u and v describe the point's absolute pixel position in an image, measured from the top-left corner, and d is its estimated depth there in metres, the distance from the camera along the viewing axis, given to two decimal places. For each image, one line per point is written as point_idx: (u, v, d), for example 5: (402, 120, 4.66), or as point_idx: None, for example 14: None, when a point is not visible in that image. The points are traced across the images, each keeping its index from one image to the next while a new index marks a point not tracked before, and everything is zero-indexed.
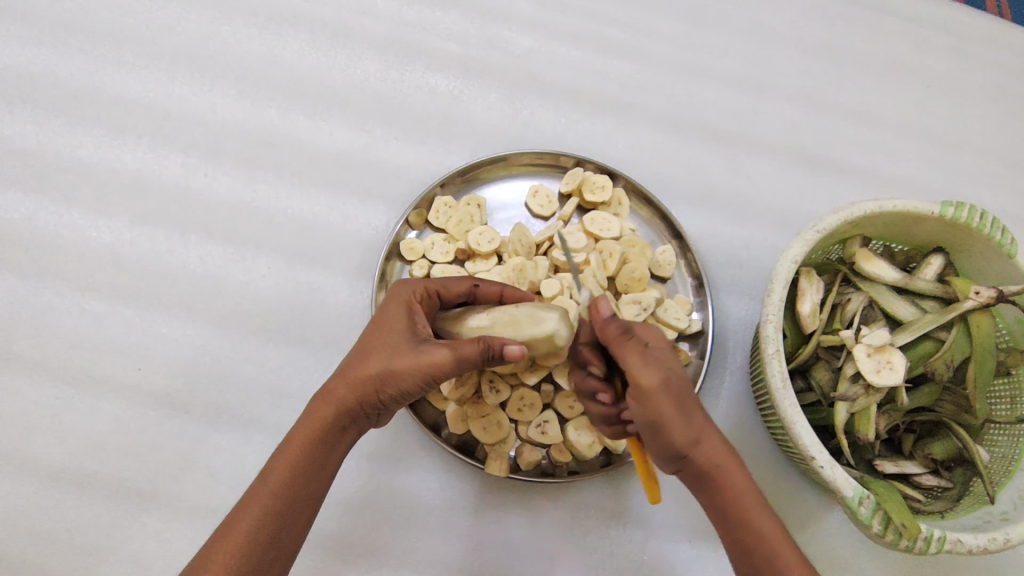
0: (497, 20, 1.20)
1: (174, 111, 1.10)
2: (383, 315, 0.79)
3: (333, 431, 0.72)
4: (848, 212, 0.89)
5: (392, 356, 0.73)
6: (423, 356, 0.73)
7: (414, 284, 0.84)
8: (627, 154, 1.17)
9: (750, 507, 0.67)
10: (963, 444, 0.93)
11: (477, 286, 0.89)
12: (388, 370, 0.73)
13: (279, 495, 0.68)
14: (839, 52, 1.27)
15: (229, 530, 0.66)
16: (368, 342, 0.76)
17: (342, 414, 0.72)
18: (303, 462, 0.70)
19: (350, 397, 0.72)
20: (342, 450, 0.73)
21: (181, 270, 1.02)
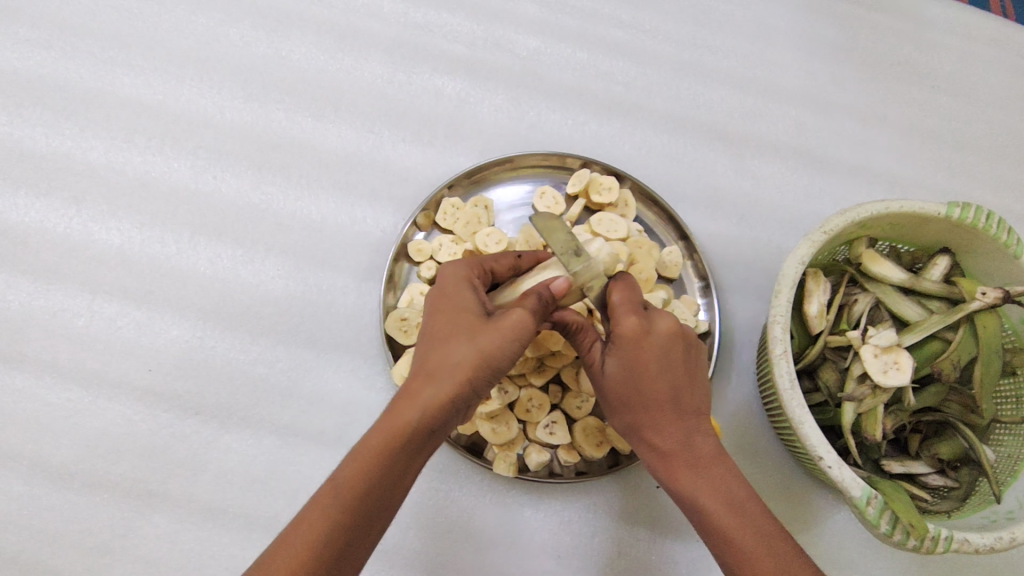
0: (502, 21, 1.21)
1: (184, 114, 1.11)
2: (449, 299, 0.77)
3: (419, 434, 0.69)
4: (855, 213, 0.90)
5: (476, 344, 0.71)
6: (505, 335, 0.72)
7: (471, 264, 0.83)
8: (633, 156, 1.17)
9: (708, 507, 0.71)
10: (969, 444, 0.94)
11: (520, 256, 0.89)
12: (478, 356, 0.71)
13: (351, 500, 0.66)
14: (844, 53, 1.27)
15: (296, 537, 0.65)
16: (441, 331, 0.74)
17: (429, 415, 0.69)
18: (382, 465, 0.67)
19: (438, 394, 0.69)
20: (428, 450, 0.71)
21: (191, 271, 1.03)
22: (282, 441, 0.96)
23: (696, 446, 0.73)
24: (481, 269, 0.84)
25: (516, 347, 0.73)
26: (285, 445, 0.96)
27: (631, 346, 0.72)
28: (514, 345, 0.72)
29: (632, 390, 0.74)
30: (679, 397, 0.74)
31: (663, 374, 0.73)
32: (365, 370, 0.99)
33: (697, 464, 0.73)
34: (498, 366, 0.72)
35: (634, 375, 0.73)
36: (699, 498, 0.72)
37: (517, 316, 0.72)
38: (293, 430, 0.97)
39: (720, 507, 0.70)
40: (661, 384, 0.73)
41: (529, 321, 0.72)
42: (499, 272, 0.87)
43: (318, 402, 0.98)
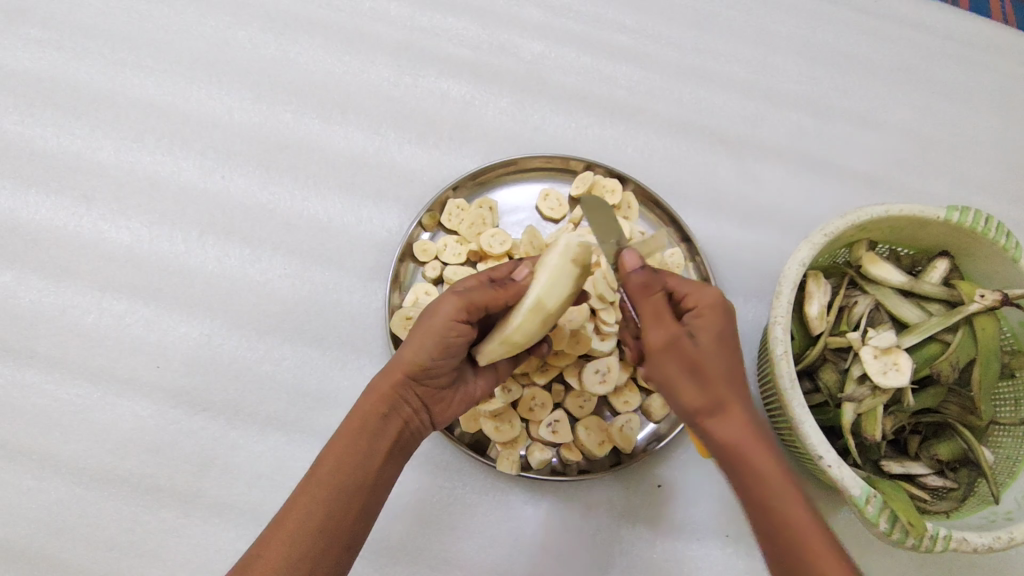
0: (508, 26, 1.23)
1: (193, 115, 1.13)
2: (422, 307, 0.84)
3: (374, 419, 0.76)
4: (855, 216, 0.93)
5: (412, 340, 0.78)
6: (438, 325, 0.77)
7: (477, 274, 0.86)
8: (635, 159, 1.19)
9: (784, 499, 0.67)
10: (968, 445, 0.95)
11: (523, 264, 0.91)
12: (416, 348, 0.77)
13: (333, 481, 0.71)
14: (845, 59, 1.29)
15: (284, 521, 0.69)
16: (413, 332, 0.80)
17: (378, 400, 0.76)
18: (352, 450, 0.73)
19: (384, 381, 0.77)
20: (391, 436, 0.77)
21: (199, 270, 1.04)
22: (288, 438, 0.97)
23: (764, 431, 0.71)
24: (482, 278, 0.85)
25: (450, 338, 0.78)
26: (291, 442, 0.97)
27: (716, 314, 0.74)
28: (448, 336, 0.77)
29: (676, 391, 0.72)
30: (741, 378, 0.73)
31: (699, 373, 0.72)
32: (370, 368, 1.01)
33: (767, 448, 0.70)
34: (436, 355, 0.78)
35: (715, 349, 0.72)
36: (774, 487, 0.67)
37: (447, 307, 0.78)
38: (299, 427, 0.98)
39: (790, 497, 0.67)
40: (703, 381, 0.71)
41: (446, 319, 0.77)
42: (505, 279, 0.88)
43: (323, 400, 0.99)
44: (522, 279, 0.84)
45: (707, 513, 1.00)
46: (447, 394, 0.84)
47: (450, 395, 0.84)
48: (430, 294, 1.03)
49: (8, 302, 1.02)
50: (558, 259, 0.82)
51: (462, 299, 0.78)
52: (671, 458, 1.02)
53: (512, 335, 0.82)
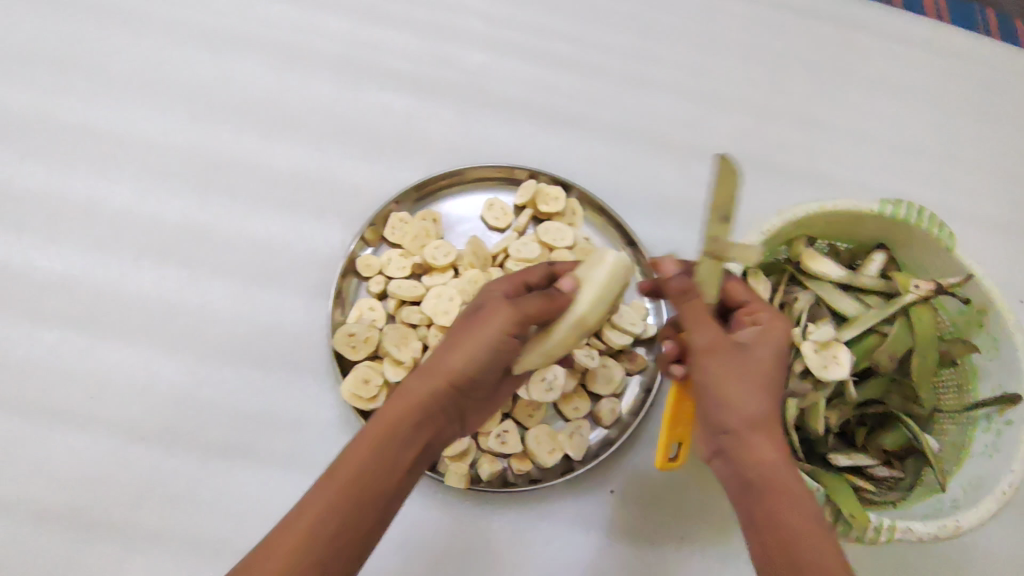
0: (448, 38, 1.22)
1: (127, 138, 1.11)
2: (462, 316, 0.81)
3: (407, 425, 0.73)
4: (790, 213, 0.94)
5: (456, 348, 0.76)
6: (495, 336, 0.76)
7: (506, 280, 0.84)
8: (579, 166, 1.18)
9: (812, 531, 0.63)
10: (912, 435, 0.95)
11: (552, 265, 0.88)
12: (464, 359, 0.76)
13: (349, 493, 0.68)
14: (782, 60, 1.31)
15: (290, 528, 0.66)
16: (453, 339, 0.79)
17: (411, 410, 0.73)
18: (376, 460, 0.70)
19: (424, 389, 0.74)
20: (422, 447, 0.74)
21: (135, 295, 1.02)
22: (230, 463, 0.95)
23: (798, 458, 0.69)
24: (523, 284, 0.83)
25: (501, 349, 0.77)
26: (232, 467, 0.95)
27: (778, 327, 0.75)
28: (501, 347, 0.77)
29: (716, 399, 0.71)
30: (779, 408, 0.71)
31: (754, 385, 0.70)
32: (313, 388, 0.99)
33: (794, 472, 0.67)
34: (483, 366, 0.76)
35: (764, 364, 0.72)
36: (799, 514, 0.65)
37: (503, 318, 0.76)
38: (240, 452, 0.96)
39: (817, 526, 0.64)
40: (750, 392, 0.70)
41: (500, 331, 0.76)
42: (534, 284, 0.85)
43: (266, 422, 0.97)
44: (569, 291, 0.82)
45: (658, 516, 1.00)
46: (477, 403, 0.83)
47: (479, 404, 0.84)
48: (374, 309, 1.02)
49: None
50: (614, 270, 0.83)
51: (519, 313, 0.77)
52: (619, 464, 1.02)
53: (554, 349, 0.83)
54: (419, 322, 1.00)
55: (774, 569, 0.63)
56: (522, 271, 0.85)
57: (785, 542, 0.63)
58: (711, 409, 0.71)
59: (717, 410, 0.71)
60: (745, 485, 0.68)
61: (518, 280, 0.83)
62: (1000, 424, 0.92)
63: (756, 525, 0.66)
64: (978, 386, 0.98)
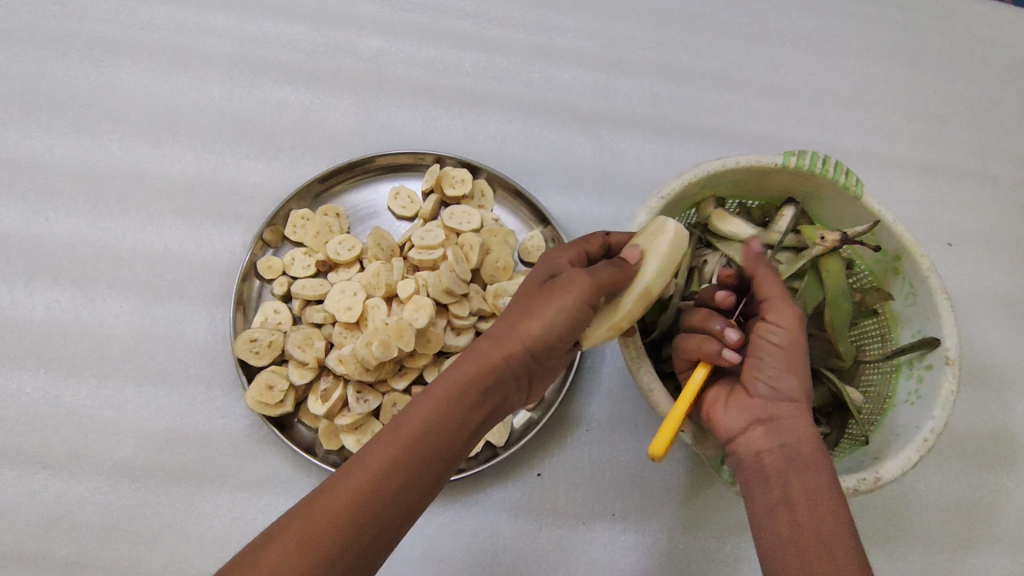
0: (343, 25, 1.19)
1: (9, 157, 1.06)
2: (532, 280, 0.78)
3: (475, 392, 0.70)
4: (691, 173, 0.91)
5: (535, 313, 0.72)
6: (573, 302, 0.71)
7: (560, 251, 0.79)
8: (488, 146, 1.15)
9: (826, 505, 0.65)
10: (835, 389, 0.94)
11: (609, 236, 0.80)
12: (542, 323, 0.71)
13: (367, 488, 0.63)
14: (691, 19, 1.28)
15: (297, 527, 0.60)
16: (521, 307, 0.74)
17: (467, 381, 0.70)
18: (426, 438, 0.67)
19: (495, 354, 0.72)
20: (484, 412, 0.72)
21: (27, 320, 0.98)
22: (140, 484, 0.92)
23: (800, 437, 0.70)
24: (577, 254, 0.78)
25: (581, 316, 0.72)
26: (142, 488, 0.92)
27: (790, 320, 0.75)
28: (580, 315, 0.71)
29: (777, 372, 0.72)
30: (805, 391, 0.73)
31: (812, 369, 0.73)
32: (222, 398, 0.96)
33: (805, 450, 0.68)
34: (563, 332, 0.72)
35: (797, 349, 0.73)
36: (811, 489, 0.66)
37: (581, 284, 0.70)
38: (150, 471, 0.93)
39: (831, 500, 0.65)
40: (792, 370, 0.71)
41: (583, 297, 0.70)
42: (592, 253, 0.79)
43: (174, 438, 0.94)
44: (634, 262, 0.72)
45: (588, 494, 0.99)
46: (547, 372, 0.80)
47: (548, 374, 0.81)
48: (280, 312, 0.99)
49: None
50: (664, 250, 0.71)
51: (596, 280, 0.70)
52: (546, 446, 1.01)
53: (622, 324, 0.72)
54: (323, 320, 0.97)
55: (785, 542, 0.64)
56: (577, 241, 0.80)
57: (823, 511, 0.64)
58: (779, 382, 0.71)
59: (773, 379, 0.72)
60: (794, 455, 0.68)
61: (578, 252, 0.79)
62: (921, 369, 0.89)
63: (791, 496, 0.66)
64: (900, 332, 0.95)
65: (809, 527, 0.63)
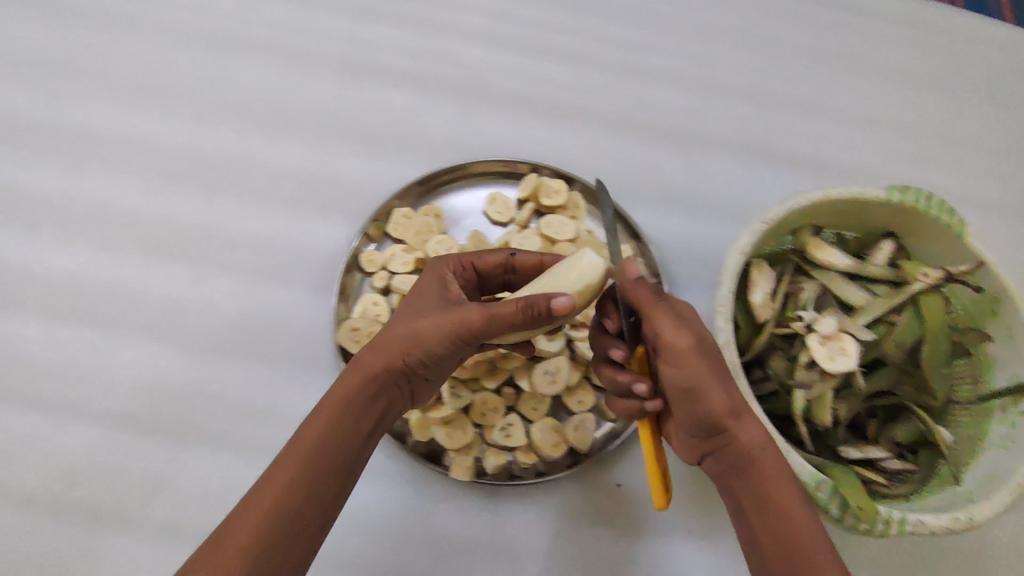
0: (447, 33, 1.22)
1: (135, 139, 1.13)
2: (419, 293, 0.83)
3: (364, 401, 0.72)
4: (794, 202, 0.93)
5: (415, 324, 0.75)
6: (449, 320, 0.74)
7: (448, 259, 0.90)
8: (582, 158, 1.18)
9: (784, 505, 0.70)
10: (925, 427, 0.94)
11: (513, 255, 0.93)
12: (403, 338, 0.75)
13: (286, 488, 0.65)
14: (789, 47, 1.28)
15: (234, 530, 0.63)
16: (398, 319, 0.78)
17: (351, 392, 0.72)
18: (338, 442, 0.70)
19: (372, 365, 0.73)
20: (375, 417, 0.74)
21: (145, 294, 1.04)
22: (239, 457, 0.97)
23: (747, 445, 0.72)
24: (460, 264, 0.90)
25: (453, 333, 0.75)
26: (241, 461, 0.96)
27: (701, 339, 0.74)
28: (402, 341, 0.74)
29: (700, 402, 0.73)
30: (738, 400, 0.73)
31: (723, 380, 0.72)
32: (319, 382, 1.00)
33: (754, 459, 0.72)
34: (441, 345, 0.75)
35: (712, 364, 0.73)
36: (765, 496, 0.71)
37: (451, 315, 0.74)
38: (249, 445, 0.97)
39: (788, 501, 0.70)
40: (707, 398, 0.72)
41: (488, 313, 0.72)
42: (481, 265, 0.92)
43: (273, 416, 0.98)
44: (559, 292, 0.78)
45: (666, 508, 1.00)
46: (427, 383, 0.82)
47: (429, 384, 0.83)
48: (379, 304, 1.03)
49: None
50: (573, 276, 0.81)
51: (485, 309, 0.73)
52: (626, 457, 1.02)
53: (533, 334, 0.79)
54: None
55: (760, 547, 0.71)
56: (473, 254, 0.93)
57: (786, 514, 0.69)
58: (704, 412, 0.73)
59: (699, 408, 0.73)
60: (739, 468, 0.73)
61: (455, 263, 0.90)
62: (1015, 415, 0.90)
63: (747, 505, 0.73)
64: (992, 376, 0.94)
65: (774, 532, 0.70)
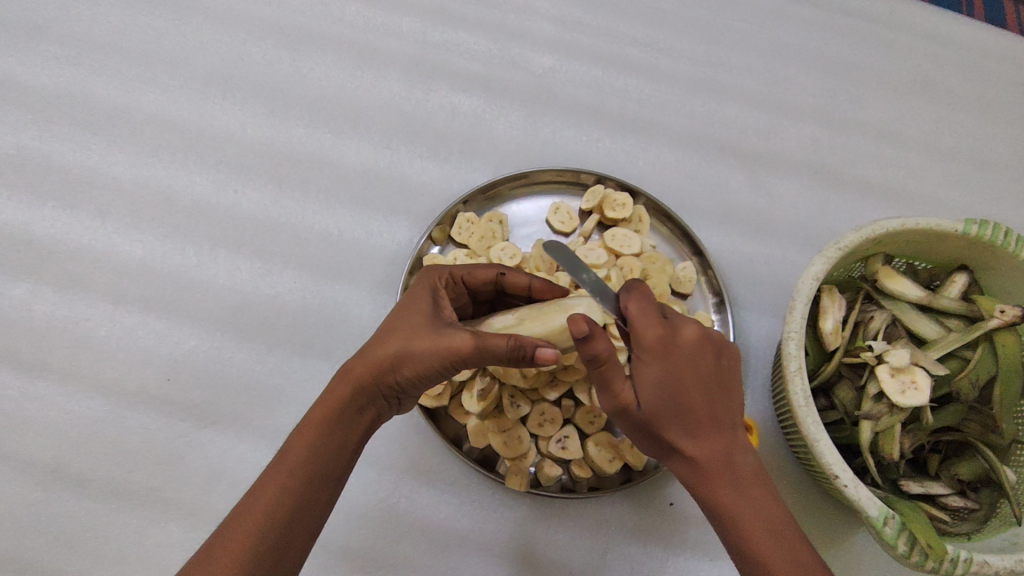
0: (518, 40, 1.22)
1: (205, 129, 1.14)
2: (408, 304, 0.78)
3: (350, 411, 0.71)
4: (870, 229, 0.89)
5: (409, 340, 0.72)
6: (443, 343, 0.71)
7: (438, 270, 0.85)
8: (646, 172, 1.17)
9: (755, 533, 0.68)
10: (990, 465, 0.92)
11: (504, 274, 0.87)
12: (394, 355, 0.72)
13: (274, 493, 0.65)
14: (859, 70, 1.27)
15: (230, 532, 0.63)
16: (387, 326, 0.75)
17: (340, 405, 0.70)
18: (324, 452, 0.68)
19: (363, 374, 0.71)
20: (362, 429, 0.72)
21: (211, 284, 1.05)
22: None
23: (737, 464, 0.69)
24: (449, 277, 0.84)
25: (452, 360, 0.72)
26: None
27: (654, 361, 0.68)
28: (406, 356, 0.72)
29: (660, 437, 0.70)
30: (705, 423, 0.69)
31: (672, 412, 0.68)
32: None
33: (735, 483, 0.68)
34: (438, 369, 0.72)
35: (673, 392, 0.68)
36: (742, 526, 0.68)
37: (446, 337, 0.72)
38: None
39: (756, 528, 0.68)
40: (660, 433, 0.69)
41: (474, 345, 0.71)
42: (472, 282, 0.86)
43: None
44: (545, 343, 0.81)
45: None
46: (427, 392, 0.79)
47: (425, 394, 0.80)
48: None
49: (24, 315, 1.03)
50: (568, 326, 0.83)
51: (472, 339, 0.71)
52: None
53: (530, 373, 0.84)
54: None
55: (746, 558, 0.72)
56: (464, 266, 0.87)
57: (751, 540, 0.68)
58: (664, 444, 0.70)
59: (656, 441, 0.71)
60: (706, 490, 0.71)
61: (444, 273, 0.84)
62: None
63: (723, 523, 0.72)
64: None
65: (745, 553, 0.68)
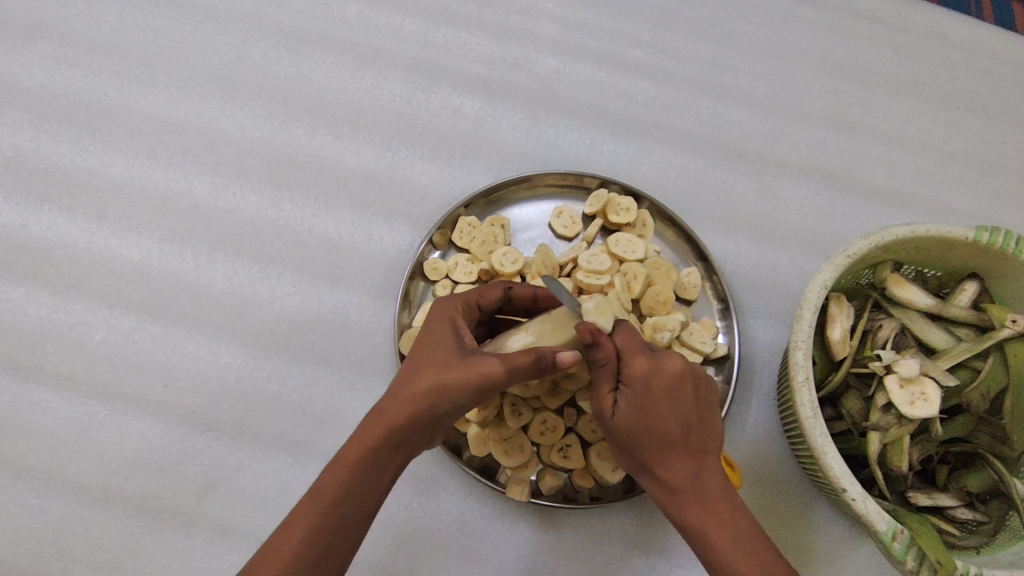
0: (521, 41, 1.21)
1: (204, 130, 1.12)
2: (428, 337, 0.76)
3: (385, 450, 0.69)
4: (880, 236, 0.87)
5: (442, 375, 0.70)
6: (475, 374, 0.70)
7: (453, 299, 0.82)
8: (651, 176, 1.16)
9: (721, 543, 0.70)
10: (999, 477, 0.90)
11: (510, 289, 0.86)
12: (428, 390, 0.70)
13: (309, 533, 0.66)
14: (866, 73, 1.25)
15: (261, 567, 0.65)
16: (416, 360, 0.73)
17: (373, 446, 0.68)
18: (355, 492, 0.68)
19: (397, 413, 0.69)
20: (396, 467, 0.71)
21: (208, 288, 1.03)
22: (294, 459, 0.96)
23: (705, 481, 0.72)
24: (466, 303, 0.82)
25: (485, 389, 0.71)
26: (296, 464, 0.96)
27: (633, 382, 0.73)
28: (441, 391, 0.70)
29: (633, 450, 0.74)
30: (680, 439, 0.72)
31: (641, 426, 0.72)
32: (378, 389, 0.99)
33: (702, 498, 0.72)
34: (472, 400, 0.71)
35: (646, 413, 0.72)
36: (708, 534, 0.71)
37: (478, 368, 0.70)
38: (304, 448, 0.96)
39: (724, 539, 0.70)
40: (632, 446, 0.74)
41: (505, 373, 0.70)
42: (482, 304, 0.85)
43: (330, 420, 0.98)
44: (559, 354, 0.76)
45: None
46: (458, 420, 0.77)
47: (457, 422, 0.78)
48: None
49: (20, 319, 1.01)
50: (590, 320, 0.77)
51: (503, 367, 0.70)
52: None
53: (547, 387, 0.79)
54: None
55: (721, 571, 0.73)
56: (475, 290, 0.85)
57: (720, 550, 0.70)
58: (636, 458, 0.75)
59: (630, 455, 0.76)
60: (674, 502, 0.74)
61: (461, 300, 0.83)
62: None
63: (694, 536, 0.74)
64: None
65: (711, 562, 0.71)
